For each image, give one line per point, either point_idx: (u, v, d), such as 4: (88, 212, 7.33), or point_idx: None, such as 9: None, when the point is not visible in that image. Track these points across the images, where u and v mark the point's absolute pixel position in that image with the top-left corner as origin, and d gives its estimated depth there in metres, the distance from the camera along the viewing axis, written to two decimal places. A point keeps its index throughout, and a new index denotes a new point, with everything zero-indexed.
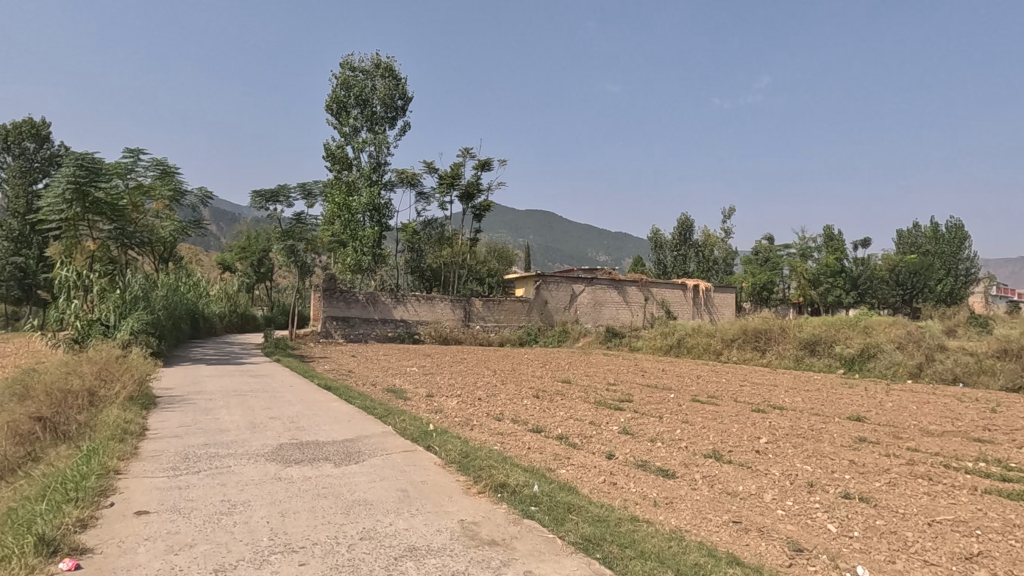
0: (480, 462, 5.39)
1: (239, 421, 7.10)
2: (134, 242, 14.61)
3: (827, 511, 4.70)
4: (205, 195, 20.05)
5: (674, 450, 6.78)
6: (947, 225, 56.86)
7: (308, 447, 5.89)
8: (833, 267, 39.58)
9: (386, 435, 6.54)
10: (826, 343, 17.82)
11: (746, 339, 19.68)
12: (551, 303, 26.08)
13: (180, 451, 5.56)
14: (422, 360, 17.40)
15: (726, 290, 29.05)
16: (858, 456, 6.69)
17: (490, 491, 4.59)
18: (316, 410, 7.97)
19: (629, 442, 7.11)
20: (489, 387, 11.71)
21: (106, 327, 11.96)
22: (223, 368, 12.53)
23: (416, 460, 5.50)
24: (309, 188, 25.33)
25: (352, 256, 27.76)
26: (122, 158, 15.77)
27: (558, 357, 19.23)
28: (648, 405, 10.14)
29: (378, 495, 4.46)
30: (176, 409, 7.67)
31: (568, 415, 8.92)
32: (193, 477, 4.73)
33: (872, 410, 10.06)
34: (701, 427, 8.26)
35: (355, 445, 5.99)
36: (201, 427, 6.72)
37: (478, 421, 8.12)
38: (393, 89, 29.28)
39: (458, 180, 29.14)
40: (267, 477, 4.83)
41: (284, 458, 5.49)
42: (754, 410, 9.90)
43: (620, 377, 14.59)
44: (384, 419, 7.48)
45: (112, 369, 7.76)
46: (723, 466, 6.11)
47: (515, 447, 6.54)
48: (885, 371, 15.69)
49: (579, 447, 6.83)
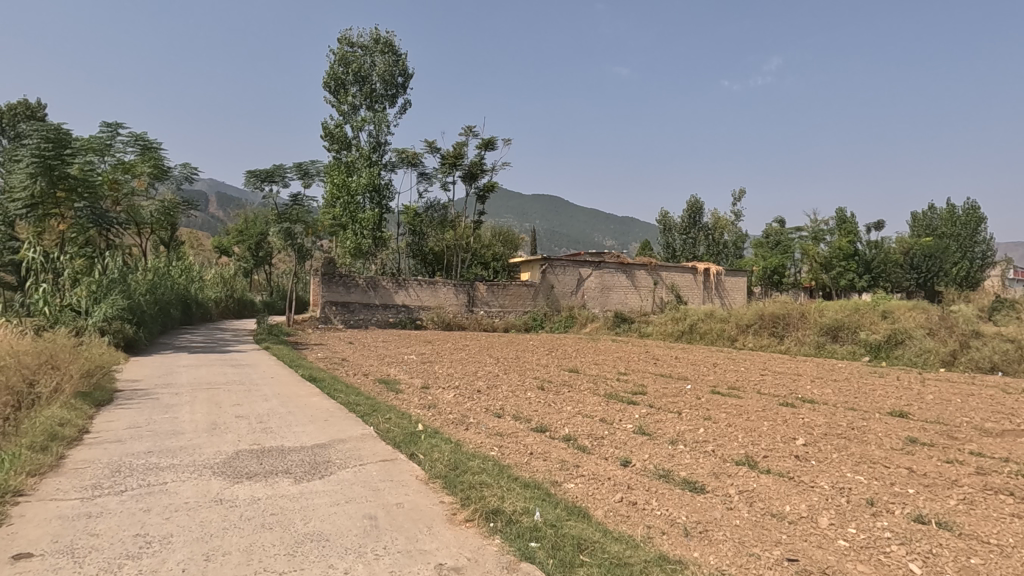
0: (470, 476, 4.45)
1: (197, 422, 6.17)
2: (111, 222, 13.74)
3: (904, 544, 3.74)
4: (191, 172, 19.03)
5: (702, 456, 5.84)
6: (963, 207, 55.31)
7: (268, 457, 4.95)
8: (846, 250, 38.48)
9: (364, 440, 5.61)
10: (849, 329, 16.85)
11: (763, 325, 18.67)
12: (557, 288, 25.07)
13: (113, 463, 4.64)
14: (421, 348, 16.52)
15: (737, 274, 27.97)
16: (915, 463, 5.73)
17: (480, 520, 3.65)
18: (291, 407, 7.05)
19: (648, 446, 6.19)
20: (490, 378, 10.79)
21: (77, 314, 10.95)
22: (205, 357, 11.63)
23: (393, 474, 4.56)
24: (306, 168, 24.27)
25: (352, 239, 26.72)
26: (99, 132, 14.81)
27: (565, 344, 18.39)
28: (664, 398, 9.21)
29: (337, 527, 3.52)
30: (130, 406, 6.75)
31: (575, 410, 7.98)
32: (111, 501, 3.79)
33: (913, 404, 9.04)
34: (727, 426, 7.31)
35: (325, 454, 5.07)
36: (151, 429, 5.80)
37: (475, 419, 7.19)
38: (393, 66, 28.23)
39: (461, 160, 28.12)
40: (207, 500, 3.89)
41: (236, 470, 4.56)
42: (783, 404, 8.90)
43: (632, 365, 13.66)
44: (366, 418, 6.55)
45: (58, 362, 6.84)
46: (762, 478, 5.14)
47: (515, 454, 5.62)
48: (916, 359, 14.73)
49: (590, 451, 5.92)
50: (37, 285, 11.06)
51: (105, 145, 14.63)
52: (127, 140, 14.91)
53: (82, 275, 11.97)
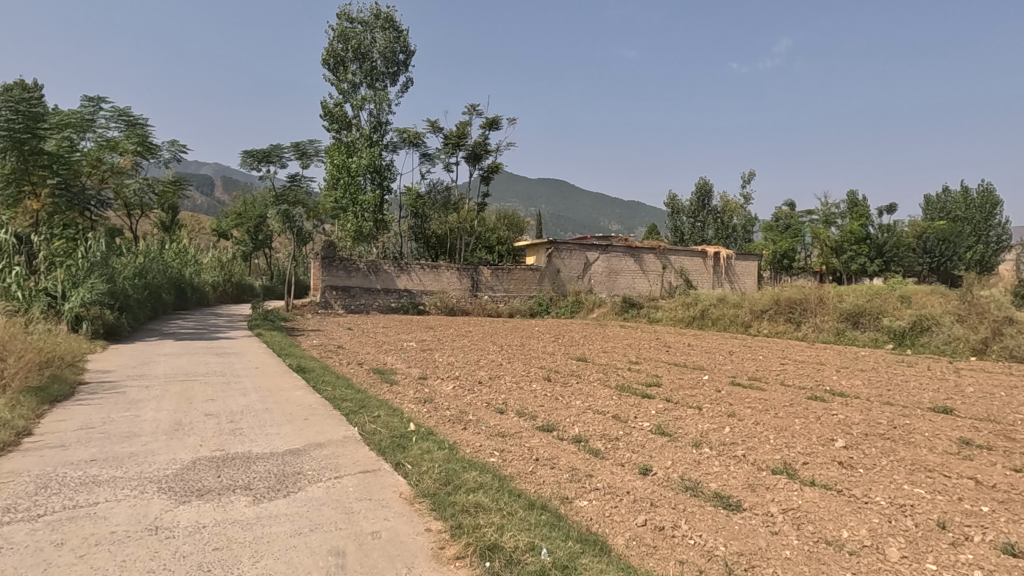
0: (464, 494, 3.73)
1: (159, 422, 5.45)
2: (92, 202, 13.03)
3: None
4: (180, 150, 18.18)
5: (732, 462, 5.11)
6: (978, 189, 53.97)
7: (229, 467, 4.23)
8: (858, 234, 37.56)
9: (346, 444, 4.89)
10: (871, 315, 16.10)
11: (779, 310, 17.88)
12: (563, 272, 24.30)
13: (43, 476, 3.91)
14: (421, 334, 15.80)
15: (748, 258, 27.13)
16: (978, 472, 4.97)
17: (474, 559, 2.93)
18: (270, 403, 6.35)
19: (669, 449, 5.46)
20: (493, 368, 10.09)
21: (52, 299, 10.27)
22: (190, 344, 10.95)
23: (372, 491, 3.84)
24: (304, 148, 23.43)
25: (352, 221, 25.77)
26: (80, 107, 14.04)
27: (572, 329, 17.67)
28: (682, 391, 8.46)
29: (295, 568, 2.81)
30: (89, 403, 6.04)
31: (585, 405, 7.25)
32: (21, 531, 3.07)
33: (954, 398, 8.25)
34: (755, 424, 6.55)
35: (297, 463, 4.36)
36: (104, 431, 5.09)
37: (475, 417, 6.48)
38: (394, 43, 27.27)
39: (465, 139, 27.25)
40: (138, 529, 3.16)
41: (186, 486, 3.83)
42: (811, 398, 8.14)
43: (643, 353, 12.91)
44: (351, 416, 5.84)
45: (8, 354, 6.15)
46: (807, 492, 4.40)
47: (520, 460, 4.89)
48: (944, 347, 13.98)
49: (603, 456, 5.21)
50: (10, 268, 10.36)
51: (86, 120, 13.83)
52: (109, 115, 14.12)
53: (61, 257, 11.28)
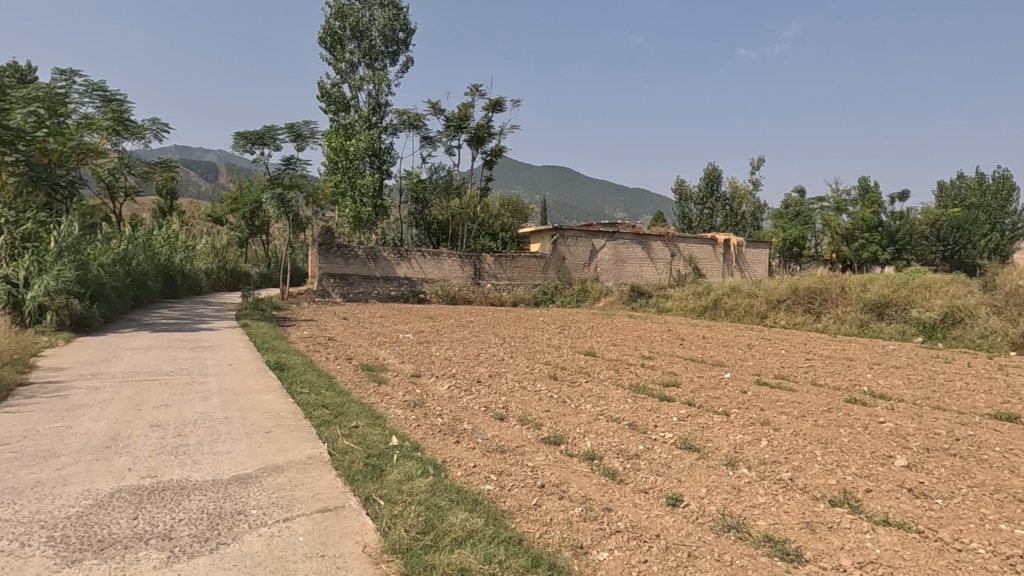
0: (448, 551, 2.83)
1: (93, 435, 4.58)
2: (64, 182, 12.16)
3: None
4: (162, 128, 17.23)
5: (781, 491, 4.18)
6: (993, 176, 52.54)
7: (155, 504, 3.33)
8: (870, 221, 36.43)
9: (308, 468, 4.01)
10: (897, 306, 15.12)
11: (797, 300, 16.97)
12: (569, 260, 23.31)
13: None
14: (419, 325, 14.90)
15: (760, 245, 26.03)
16: None
17: None
18: (231, 410, 5.47)
19: (702, 470, 4.57)
20: (494, 363, 9.21)
21: (13, 287, 9.44)
22: (165, 337, 10.07)
23: (329, 542, 2.95)
24: (299, 130, 22.45)
25: (351, 207, 24.85)
26: (52, 81, 13.16)
27: (579, 320, 16.76)
28: (704, 393, 7.56)
29: None
30: (17, 410, 5.15)
31: (596, 411, 6.34)
32: None
33: (1011, 401, 7.35)
34: (794, 434, 5.66)
35: (237, 500, 3.43)
36: (19, 449, 4.19)
37: (470, 425, 5.58)
38: (393, 21, 26.17)
39: (467, 121, 26.19)
40: None
41: (86, 536, 2.93)
42: (850, 401, 7.23)
43: (656, 347, 11.98)
44: (321, 429, 4.93)
45: None
46: (882, 536, 3.50)
47: (524, 488, 3.99)
48: (978, 340, 13.04)
49: (624, 480, 4.31)
50: None
51: (58, 96, 12.91)
52: (83, 88, 13.22)
53: (26, 242, 10.39)
